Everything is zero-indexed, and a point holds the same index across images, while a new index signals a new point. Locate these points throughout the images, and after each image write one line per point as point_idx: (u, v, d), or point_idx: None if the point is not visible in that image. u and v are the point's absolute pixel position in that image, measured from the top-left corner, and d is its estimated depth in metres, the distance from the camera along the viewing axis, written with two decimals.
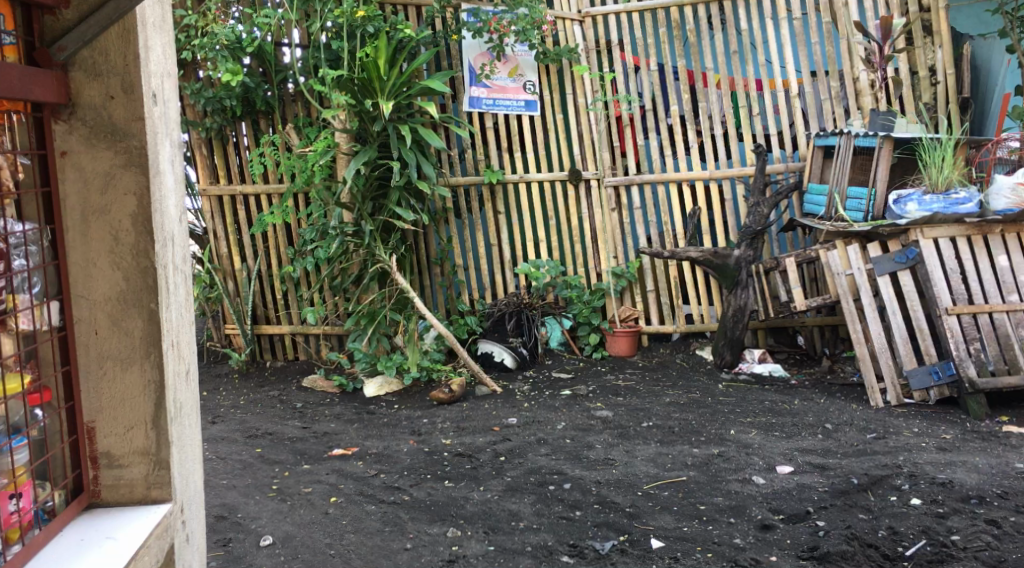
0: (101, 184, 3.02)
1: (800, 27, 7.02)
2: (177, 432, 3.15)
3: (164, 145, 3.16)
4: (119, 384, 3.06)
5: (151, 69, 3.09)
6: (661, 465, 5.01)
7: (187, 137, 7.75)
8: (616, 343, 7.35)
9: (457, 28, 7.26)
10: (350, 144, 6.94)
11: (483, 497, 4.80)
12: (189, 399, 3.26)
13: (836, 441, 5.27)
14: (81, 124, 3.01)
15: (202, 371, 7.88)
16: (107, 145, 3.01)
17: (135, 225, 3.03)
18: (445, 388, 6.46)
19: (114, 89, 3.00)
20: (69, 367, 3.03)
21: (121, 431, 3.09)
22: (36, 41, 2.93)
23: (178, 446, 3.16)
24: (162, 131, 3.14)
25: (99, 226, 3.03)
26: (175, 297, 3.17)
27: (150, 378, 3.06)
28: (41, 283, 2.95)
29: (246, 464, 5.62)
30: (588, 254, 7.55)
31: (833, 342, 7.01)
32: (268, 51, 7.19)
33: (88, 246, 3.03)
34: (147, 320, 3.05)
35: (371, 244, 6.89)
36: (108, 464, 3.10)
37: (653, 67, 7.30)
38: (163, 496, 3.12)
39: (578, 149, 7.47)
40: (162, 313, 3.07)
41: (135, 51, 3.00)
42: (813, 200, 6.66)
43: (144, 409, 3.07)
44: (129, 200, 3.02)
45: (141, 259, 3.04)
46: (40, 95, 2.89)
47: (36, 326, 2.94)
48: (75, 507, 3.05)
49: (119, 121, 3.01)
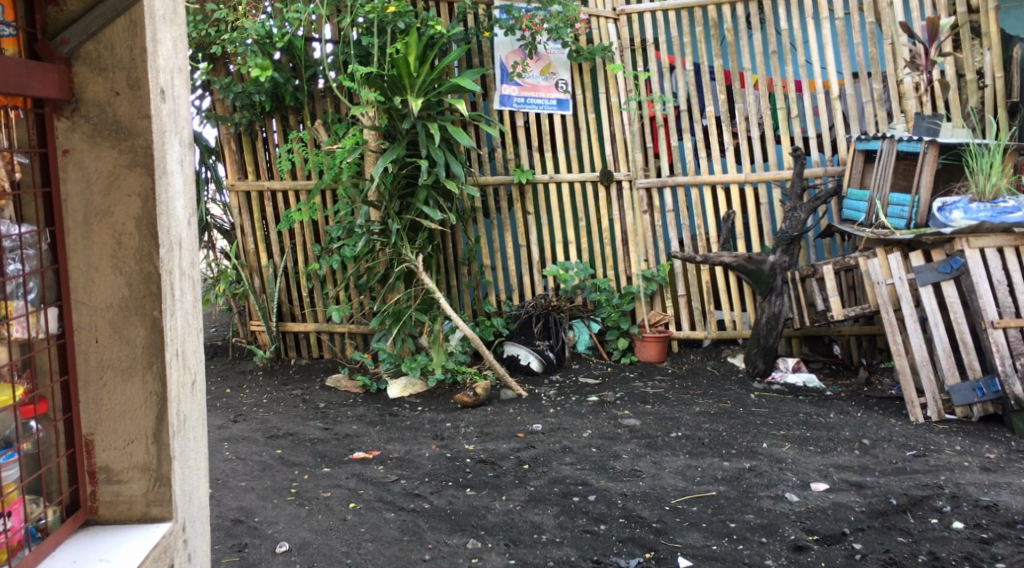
0: (105, 185, 2.94)
1: (841, 28, 6.82)
2: (180, 446, 3.06)
3: (173, 144, 3.06)
4: (120, 394, 3.00)
5: (161, 65, 2.99)
6: (690, 479, 4.86)
7: (216, 132, 7.68)
8: (646, 349, 7.18)
9: (490, 25, 7.13)
10: (379, 142, 6.82)
11: (506, 507, 4.67)
12: (196, 409, 3.16)
13: (874, 457, 5.09)
14: (85, 121, 2.93)
15: (226, 368, 7.80)
16: (111, 144, 2.93)
17: (139, 229, 2.94)
18: (470, 391, 6.35)
19: (120, 85, 2.92)
20: (67, 377, 2.97)
21: (121, 445, 3.01)
22: (37, 32, 2.88)
23: (182, 461, 3.07)
24: (170, 128, 3.05)
25: (103, 229, 2.95)
26: (181, 303, 3.07)
27: (153, 390, 2.98)
28: (38, 287, 2.89)
29: (265, 465, 5.51)
30: (619, 257, 7.39)
31: (870, 352, 6.85)
32: (298, 46, 7.09)
33: (90, 250, 2.96)
34: (150, 328, 2.96)
35: (397, 244, 6.79)
36: (106, 478, 3.03)
37: (688, 67, 7.11)
38: (162, 514, 3.04)
39: (610, 150, 7.31)
40: (166, 321, 2.98)
41: (142, 44, 2.91)
42: (852, 206, 6.47)
43: (145, 422, 2.99)
44: (133, 201, 2.93)
45: (145, 266, 2.95)
46: (40, 89, 2.82)
47: (33, 334, 2.88)
48: (72, 524, 2.99)
49: (125, 119, 2.93)
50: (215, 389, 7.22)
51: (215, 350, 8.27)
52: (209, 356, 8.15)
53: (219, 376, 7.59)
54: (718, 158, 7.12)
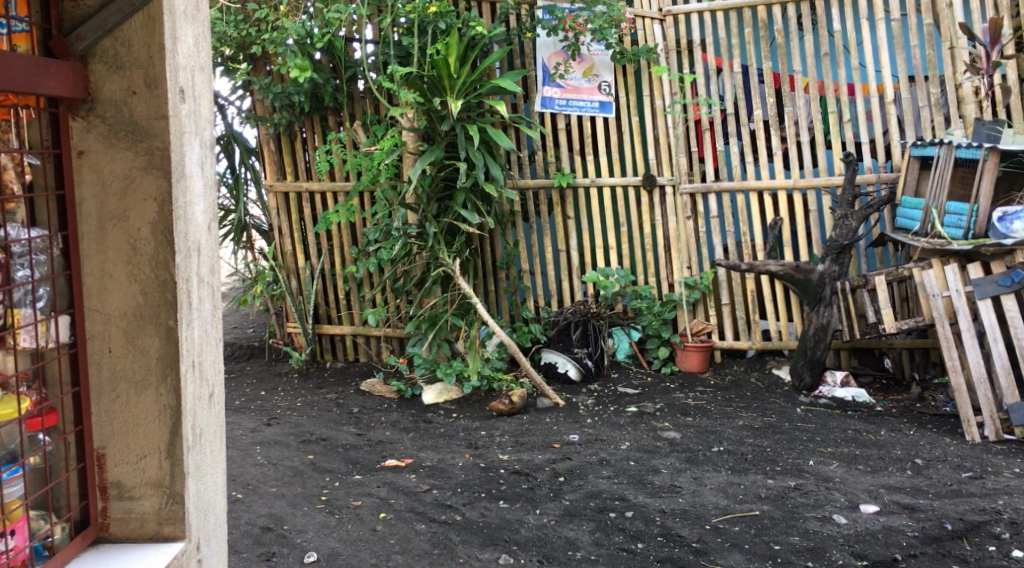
0: (121, 187, 2.72)
1: (897, 29, 6.61)
2: (195, 462, 2.84)
3: (192, 145, 2.84)
4: (133, 409, 2.77)
5: (180, 62, 2.78)
6: (732, 497, 4.69)
7: (256, 133, 7.61)
8: (687, 359, 7.00)
9: (532, 26, 6.99)
10: (417, 143, 6.72)
11: (539, 521, 4.51)
12: (212, 425, 2.95)
13: (927, 479, 4.90)
14: (100, 122, 2.72)
15: (261, 369, 7.68)
16: (127, 145, 2.71)
17: (155, 234, 2.72)
18: (505, 399, 6.20)
19: (136, 84, 2.71)
20: (79, 390, 2.75)
21: (133, 460, 2.79)
22: (53, 28, 2.67)
23: (196, 477, 2.85)
24: (190, 130, 2.83)
25: (116, 233, 2.73)
26: (198, 312, 2.86)
27: (167, 403, 2.76)
28: (48, 295, 2.68)
29: (297, 471, 5.22)
30: (661, 264, 7.22)
31: (923, 367, 6.64)
32: (338, 46, 6.99)
33: (103, 256, 2.74)
34: (164, 339, 2.74)
35: (434, 246, 6.64)
36: (118, 495, 2.81)
37: (736, 69, 6.93)
38: (175, 533, 2.81)
39: (654, 153, 7.14)
40: (183, 332, 2.76)
41: (160, 42, 2.70)
42: (907, 215, 6.25)
43: (159, 437, 2.77)
44: (149, 206, 2.72)
45: (161, 272, 2.73)
46: (52, 89, 2.59)
47: (43, 344, 2.66)
48: (81, 543, 2.75)
49: (141, 119, 2.71)
50: (249, 391, 7.08)
51: (250, 351, 8.16)
52: (244, 357, 8.05)
53: (254, 378, 7.46)
54: (766, 163, 6.91)
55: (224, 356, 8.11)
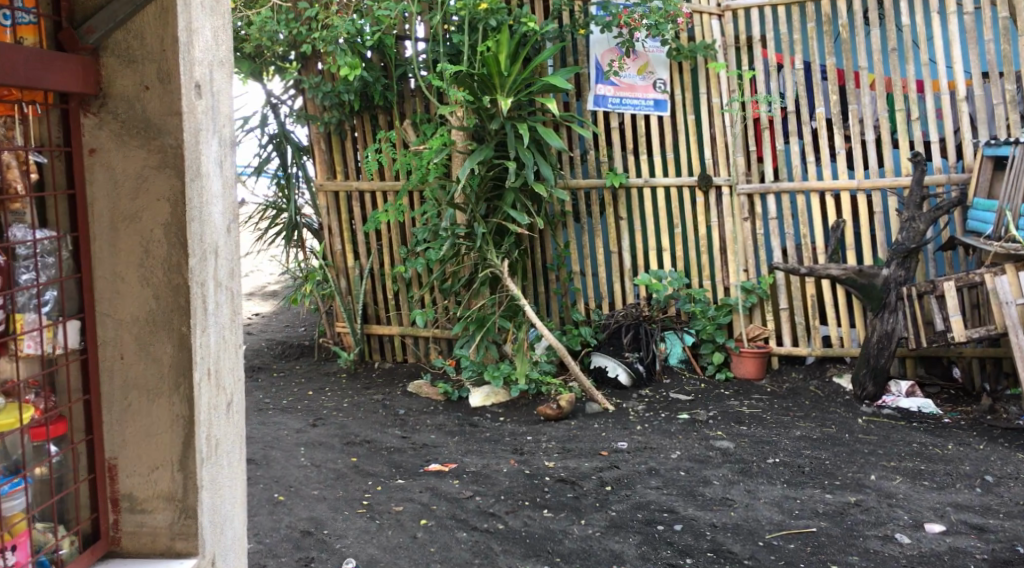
0: (133, 187, 2.65)
1: (970, 24, 6.33)
2: (210, 475, 2.76)
3: (210, 143, 2.76)
4: (144, 418, 2.70)
5: (196, 57, 2.69)
6: (788, 512, 4.50)
7: (307, 132, 7.56)
8: (743, 364, 6.77)
9: (586, 22, 6.84)
10: (467, 142, 6.62)
11: (584, 532, 4.35)
12: (230, 434, 2.88)
13: (997, 497, 4.71)
14: (111, 118, 2.65)
15: (311, 369, 7.62)
16: (139, 144, 2.64)
17: (168, 237, 2.64)
18: (553, 403, 6.05)
19: (150, 79, 2.63)
20: (90, 397, 2.69)
21: (145, 471, 2.72)
22: (63, 20, 2.61)
23: (210, 490, 2.77)
24: (207, 126, 2.74)
25: (129, 234, 2.66)
26: (215, 318, 2.78)
27: (179, 413, 2.68)
28: (55, 299, 2.61)
29: (339, 474, 5.12)
30: (716, 267, 7.00)
31: (995, 377, 6.32)
32: (389, 44, 6.89)
33: (116, 259, 2.67)
34: (176, 346, 2.67)
35: (483, 247, 6.52)
36: (130, 507, 2.75)
37: (798, 65, 6.69)
38: (188, 549, 2.74)
39: (710, 153, 6.94)
40: (197, 338, 2.68)
41: (174, 34, 2.61)
42: (978, 217, 6.02)
43: (172, 448, 2.70)
44: (162, 206, 2.64)
45: (174, 276, 2.65)
46: (58, 82, 2.51)
47: (49, 350, 2.59)
48: (90, 556, 2.71)
49: (154, 116, 2.63)
50: (297, 391, 7.01)
51: (301, 350, 8.10)
52: (294, 356, 7.99)
53: (303, 377, 7.39)
54: (828, 163, 6.67)
55: (274, 354, 8.05)
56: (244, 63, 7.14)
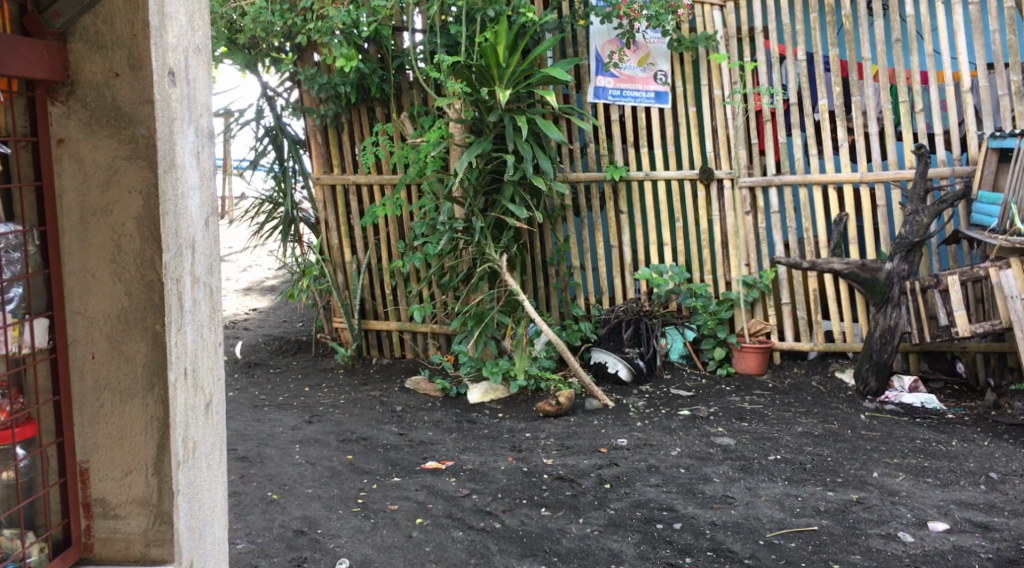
0: (104, 178, 2.66)
1: (975, 14, 6.24)
2: (187, 478, 2.78)
3: (186, 133, 2.77)
4: (118, 419, 2.72)
5: (169, 43, 2.70)
6: (789, 510, 4.43)
7: (303, 124, 7.47)
8: (744, 360, 6.72)
9: (585, 13, 6.75)
10: (465, 135, 6.52)
11: (582, 531, 4.27)
12: (210, 436, 2.89)
13: (1002, 495, 4.63)
14: (80, 108, 2.66)
15: (308, 365, 7.54)
16: (109, 133, 2.65)
17: (140, 230, 2.65)
18: (552, 400, 5.96)
19: (119, 66, 2.64)
20: (59, 398, 2.71)
21: (119, 475, 2.74)
22: (27, 4, 2.60)
23: (187, 494, 2.79)
24: (183, 116, 2.75)
25: (100, 228, 2.67)
26: (192, 315, 2.79)
27: (154, 414, 2.70)
28: (21, 296, 2.63)
29: (334, 472, 5.04)
30: (718, 262, 6.92)
31: (999, 372, 6.27)
32: (386, 35, 6.80)
33: (86, 254, 2.69)
34: (151, 344, 2.69)
35: (481, 242, 6.45)
36: (102, 513, 2.77)
37: (800, 56, 6.60)
38: (164, 555, 2.75)
39: (711, 145, 6.85)
40: (170, 336, 2.70)
41: (144, 18, 2.62)
42: (983, 210, 5.94)
43: (147, 452, 2.72)
44: (134, 199, 2.65)
45: (147, 271, 2.67)
46: (21, 69, 2.53)
47: (16, 350, 2.61)
48: (61, 563, 2.72)
49: (125, 104, 2.64)
50: (293, 387, 6.93)
51: (298, 345, 8.02)
52: (291, 352, 7.91)
53: (299, 373, 7.31)
54: (831, 156, 6.58)
55: (271, 350, 7.97)
56: (239, 55, 7.05)
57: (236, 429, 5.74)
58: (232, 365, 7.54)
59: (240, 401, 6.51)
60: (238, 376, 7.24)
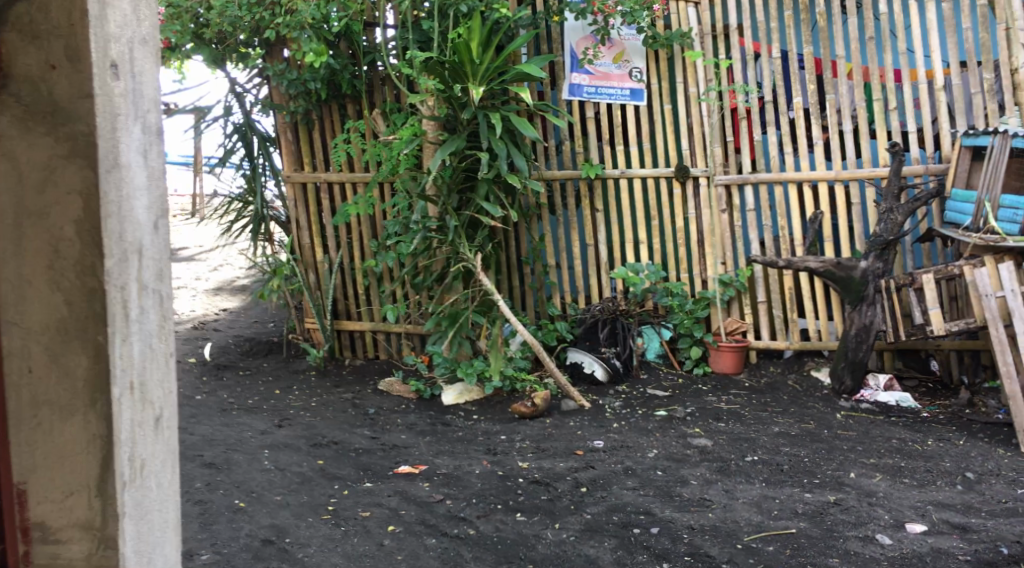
0: (39, 177, 2.32)
1: (948, 11, 6.22)
2: (134, 500, 2.43)
3: (132, 130, 2.41)
4: (53, 449, 2.37)
5: (112, 33, 2.36)
6: (767, 513, 4.37)
7: (273, 120, 7.36)
8: (721, 359, 6.68)
9: (560, 9, 6.68)
10: (438, 132, 6.44)
11: (558, 537, 4.20)
12: (161, 452, 2.52)
13: (979, 495, 4.59)
14: (13, 103, 2.31)
15: (279, 366, 7.41)
16: (45, 129, 2.31)
17: (79, 231, 2.32)
18: (528, 401, 5.90)
19: (57, 57, 2.31)
20: None
21: (53, 510, 2.38)
22: None
23: (137, 522, 2.44)
24: (128, 111, 2.39)
25: (36, 234, 2.32)
26: (140, 325, 2.43)
27: (96, 433, 2.36)
28: None
29: (304, 478, 4.94)
30: (694, 260, 6.87)
31: (973, 370, 6.26)
32: (357, 30, 6.70)
33: (13, 256, 2.33)
34: (92, 359, 2.35)
35: (455, 240, 6.34)
36: (30, 557, 2.40)
37: (774, 54, 6.57)
38: None
39: (687, 143, 6.80)
40: (113, 349, 2.36)
41: (83, 8, 2.30)
42: (957, 208, 5.89)
43: (88, 483, 2.37)
44: (74, 199, 2.32)
45: (88, 276, 2.33)
46: None
47: None
48: None
49: (60, 96, 2.31)
50: (263, 389, 6.82)
51: (269, 347, 7.89)
52: (262, 353, 7.79)
53: (270, 375, 7.19)
54: (806, 154, 6.56)
55: (241, 351, 7.84)
56: (207, 50, 6.90)
57: (204, 433, 5.61)
58: (201, 367, 7.38)
59: (208, 404, 6.38)
60: (207, 378, 7.11)
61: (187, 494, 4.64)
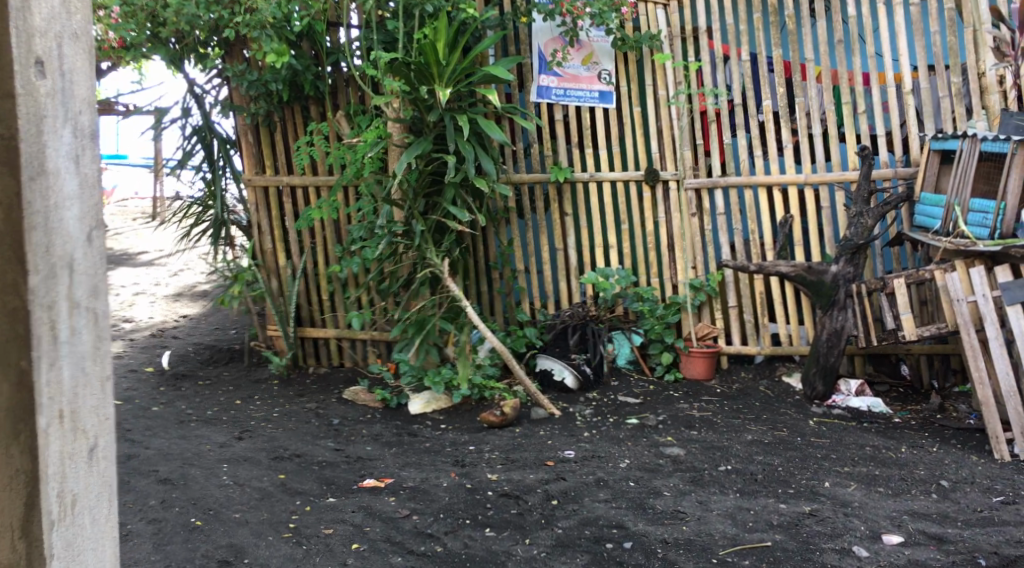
0: None
1: (916, 14, 6.15)
2: (64, 541, 2.66)
3: (63, 135, 2.61)
4: None
5: (35, 35, 2.56)
6: (741, 525, 4.27)
7: (233, 122, 7.17)
8: (692, 365, 6.52)
9: (528, 10, 6.51)
10: (403, 134, 6.28)
11: (528, 553, 4.09)
12: (96, 486, 2.73)
13: (955, 503, 4.50)
14: None
15: (240, 375, 7.23)
16: None
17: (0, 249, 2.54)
18: (496, 410, 5.77)
19: None
20: None
21: None
22: None
23: (65, 555, 2.66)
24: (56, 115, 2.60)
25: None
26: (70, 346, 2.64)
27: (21, 464, 2.59)
28: None
29: (265, 493, 4.78)
30: (664, 265, 6.78)
31: (943, 374, 6.22)
32: (320, 30, 6.54)
33: None
34: (15, 385, 2.57)
35: (422, 245, 6.23)
36: None
37: (745, 57, 6.49)
38: None
39: (656, 146, 6.70)
40: (37, 373, 2.58)
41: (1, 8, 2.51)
42: (927, 212, 5.84)
43: (11, 512, 2.60)
44: None
45: (10, 298, 2.55)
46: None
47: None
48: None
49: None
50: (223, 399, 6.65)
51: (230, 354, 7.73)
52: (223, 361, 7.63)
53: (231, 385, 6.99)
54: (776, 157, 6.48)
55: (202, 360, 7.68)
56: (165, 50, 6.72)
57: (161, 447, 5.42)
58: (159, 376, 7.23)
59: (165, 416, 6.19)
60: (165, 389, 6.91)
61: (141, 512, 4.48)
